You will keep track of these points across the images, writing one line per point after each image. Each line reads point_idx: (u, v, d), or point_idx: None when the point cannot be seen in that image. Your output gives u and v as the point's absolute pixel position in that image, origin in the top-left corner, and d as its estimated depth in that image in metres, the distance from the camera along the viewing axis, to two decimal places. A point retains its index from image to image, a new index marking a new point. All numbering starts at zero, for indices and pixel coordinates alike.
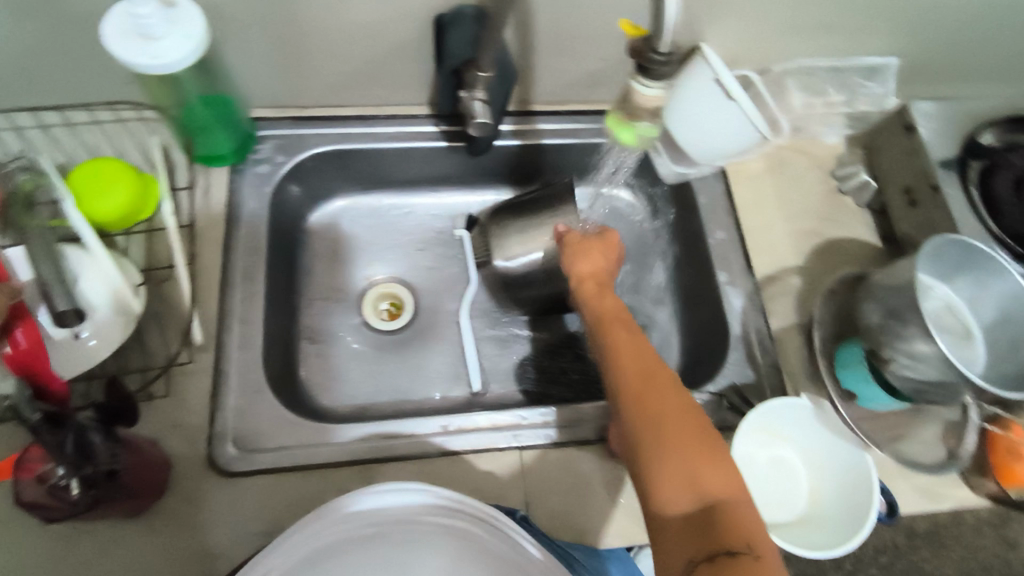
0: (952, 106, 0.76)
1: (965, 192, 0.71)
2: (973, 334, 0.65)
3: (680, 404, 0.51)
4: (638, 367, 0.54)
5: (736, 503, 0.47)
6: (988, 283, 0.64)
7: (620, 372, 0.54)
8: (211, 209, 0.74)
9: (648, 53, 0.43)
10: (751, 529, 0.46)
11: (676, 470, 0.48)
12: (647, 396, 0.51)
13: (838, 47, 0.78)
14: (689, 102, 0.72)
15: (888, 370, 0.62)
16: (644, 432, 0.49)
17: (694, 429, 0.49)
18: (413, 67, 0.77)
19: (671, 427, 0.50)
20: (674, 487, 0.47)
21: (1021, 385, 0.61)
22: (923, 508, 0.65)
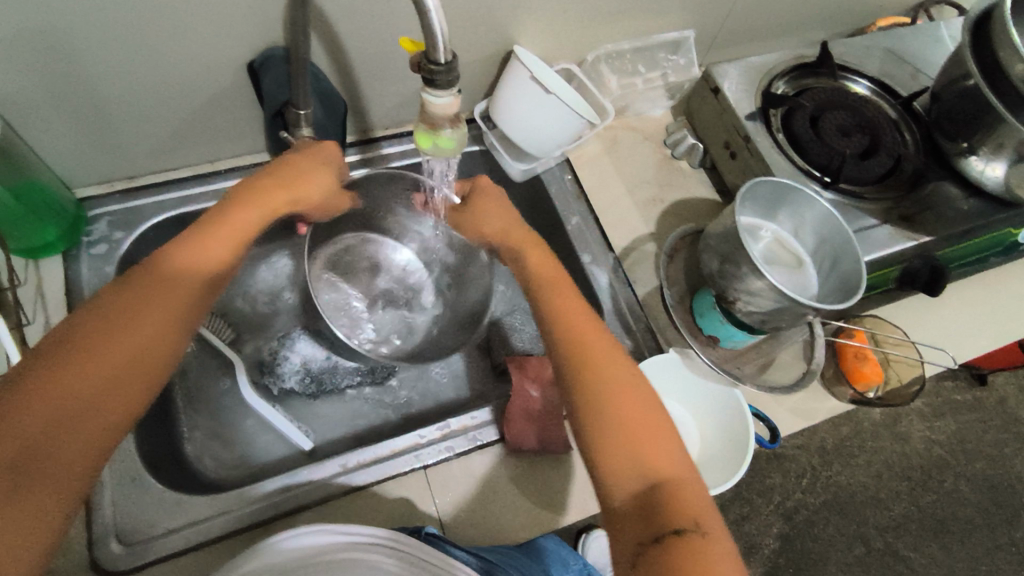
0: (747, 64, 0.84)
1: (771, 137, 0.79)
2: (802, 261, 0.73)
3: (632, 380, 0.52)
4: (606, 349, 0.54)
5: (680, 485, 0.47)
6: (803, 212, 0.72)
7: (579, 343, 0.54)
8: (47, 303, 0.69)
9: (427, 63, 0.43)
10: (697, 508, 0.45)
11: (623, 454, 0.48)
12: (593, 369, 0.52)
13: (639, 29, 0.84)
14: (515, 101, 0.77)
15: (736, 310, 0.68)
16: (602, 400, 0.50)
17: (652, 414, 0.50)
18: (238, 116, 0.76)
19: (637, 444, 0.48)
20: (619, 474, 0.47)
21: (843, 293, 0.68)
22: (796, 425, 0.72)
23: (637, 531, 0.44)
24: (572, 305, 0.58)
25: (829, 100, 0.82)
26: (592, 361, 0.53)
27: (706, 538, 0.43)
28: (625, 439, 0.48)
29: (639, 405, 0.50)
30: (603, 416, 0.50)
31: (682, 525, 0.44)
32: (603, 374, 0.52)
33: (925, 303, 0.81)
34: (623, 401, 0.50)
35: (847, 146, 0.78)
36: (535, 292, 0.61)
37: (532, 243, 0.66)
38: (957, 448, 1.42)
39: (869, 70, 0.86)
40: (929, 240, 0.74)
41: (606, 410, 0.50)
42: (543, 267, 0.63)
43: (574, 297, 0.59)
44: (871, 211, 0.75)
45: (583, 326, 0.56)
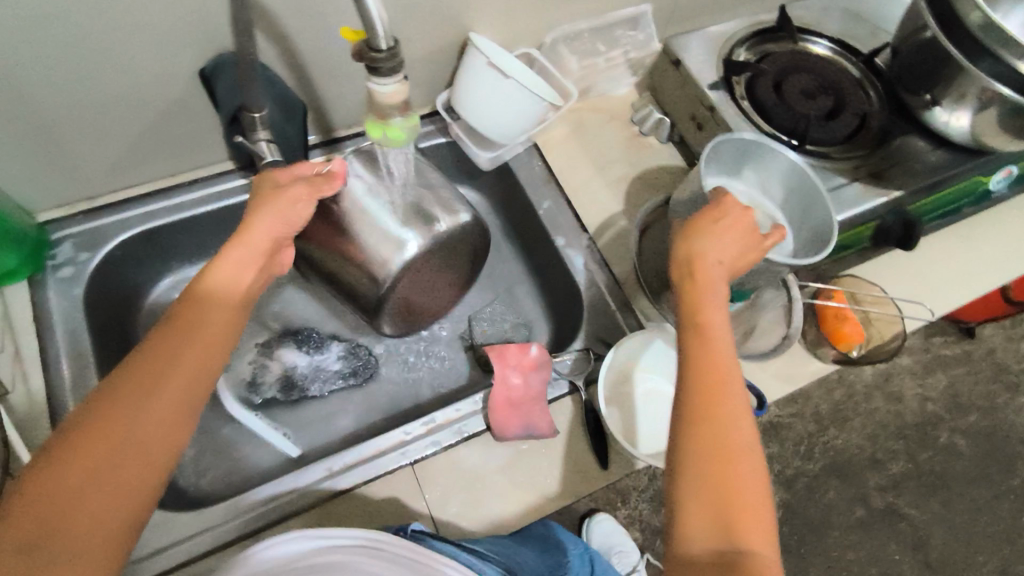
0: (706, 35, 0.84)
1: (736, 104, 0.79)
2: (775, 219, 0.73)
3: (750, 440, 0.46)
4: (733, 391, 0.47)
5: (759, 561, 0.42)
6: (769, 169, 0.72)
7: (709, 382, 0.47)
8: (17, 330, 0.68)
9: (369, 52, 0.42)
10: None
11: (709, 509, 0.44)
12: (711, 412, 0.46)
13: (595, 7, 0.84)
14: (476, 89, 0.76)
15: None
16: (705, 442, 0.45)
17: (751, 473, 0.45)
18: (195, 125, 0.75)
19: (737, 514, 0.43)
20: (700, 524, 0.43)
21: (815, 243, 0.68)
22: (781, 390, 0.72)
23: None
24: (720, 340, 0.50)
25: (791, 64, 0.82)
26: (716, 400, 0.47)
27: None
28: (717, 499, 0.44)
29: (741, 461, 0.45)
30: (703, 472, 0.45)
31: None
32: (725, 419, 0.46)
33: (901, 258, 0.81)
34: (731, 460, 0.45)
35: (811, 108, 0.78)
36: (695, 325, 0.51)
37: (721, 287, 0.53)
38: (950, 403, 1.43)
39: (828, 30, 0.86)
40: (900, 194, 0.73)
41: (711, 466, 0.45)
42: (714, 303, 0.52)
43: (725, 323, 0.51)
44: (840, 171, 0.75)
45: (728, 368, 0.49)
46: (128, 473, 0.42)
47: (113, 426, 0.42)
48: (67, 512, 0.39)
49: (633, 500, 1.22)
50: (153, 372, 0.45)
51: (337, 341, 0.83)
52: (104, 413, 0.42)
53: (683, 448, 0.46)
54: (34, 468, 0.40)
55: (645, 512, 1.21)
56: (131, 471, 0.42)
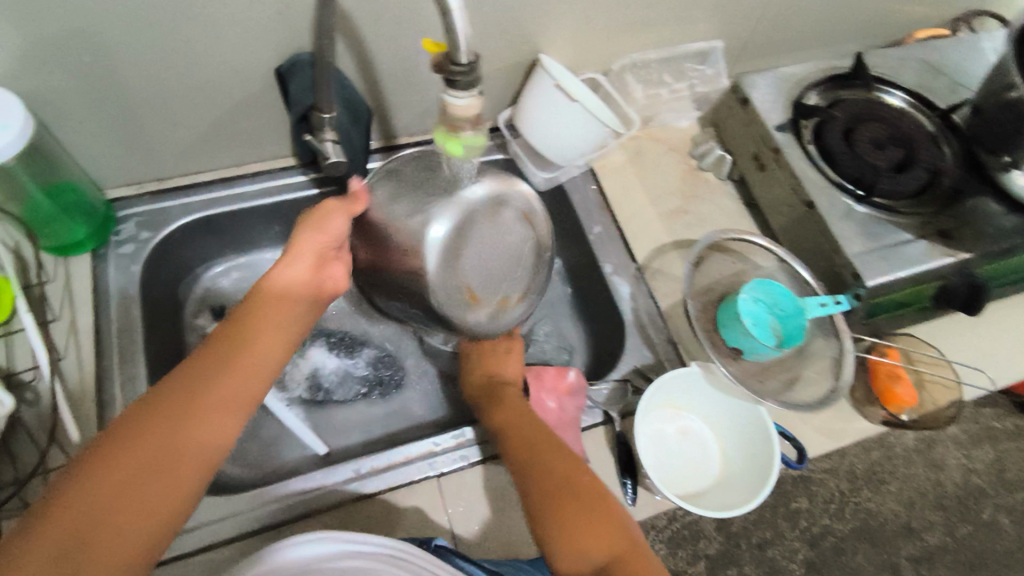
0: (776, 76, 0.83)
1: (802, 149, 0.77)
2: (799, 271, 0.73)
3: (579, 477, 0.57)
4: (546, 452, 0.59)
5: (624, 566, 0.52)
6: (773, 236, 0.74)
7: (525, 455, 0.60)
8: (76, 298, 0.71)
9: (449, 65, 0.43)
10: None
11: (575, 542, 0.53)
12: (540, 468, 0.58)
13: (666, 38, 0.83)
14: (540, 110, 0.76)
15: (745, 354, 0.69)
16: (544, 496, 0.56)
17: (587, 498, 0.56)
18: (265, 120, 0.77)
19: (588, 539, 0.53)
20: (570, 558, 0.53)
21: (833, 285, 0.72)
22: (824, 444, 0.69)
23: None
24: (515, 420, 0.64)
25: (862, 113, 0.80)
26: (538, 458, 0.59)
27: None
28: (580, 524, 0.54)
29: (576, 493, 0.56)
30: (558, 516, 0.54)
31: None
32: (551, 472, 0.58)
33: (962, 322, 0.78)
34: (563, 501, 0.55)
35: (879, 159, 0.76)
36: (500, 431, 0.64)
37: (507, 386, 0.70)
38: (996, 479, 1.35)
39: (904, 81, 0.84)
40: (967, 257, 0.70)
41: (554, 520, 0.54)
42: (512, 400, 0.67)
43: (521, 418, 0.64)
44: (905, 226, 0.72)
45: (540, 442, 0.61)
46: (172, 482, 0.46)
47: (166, 424, 0.46)
48: (114, 506, 0.43)
49: None
50: (192, 382, 0.49)
51: (367, 347, 0.84)
52: (156, 412, 0.47)
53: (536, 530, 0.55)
54: (91, 458, 0.44)
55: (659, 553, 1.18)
56: (177, 471, 0.46)
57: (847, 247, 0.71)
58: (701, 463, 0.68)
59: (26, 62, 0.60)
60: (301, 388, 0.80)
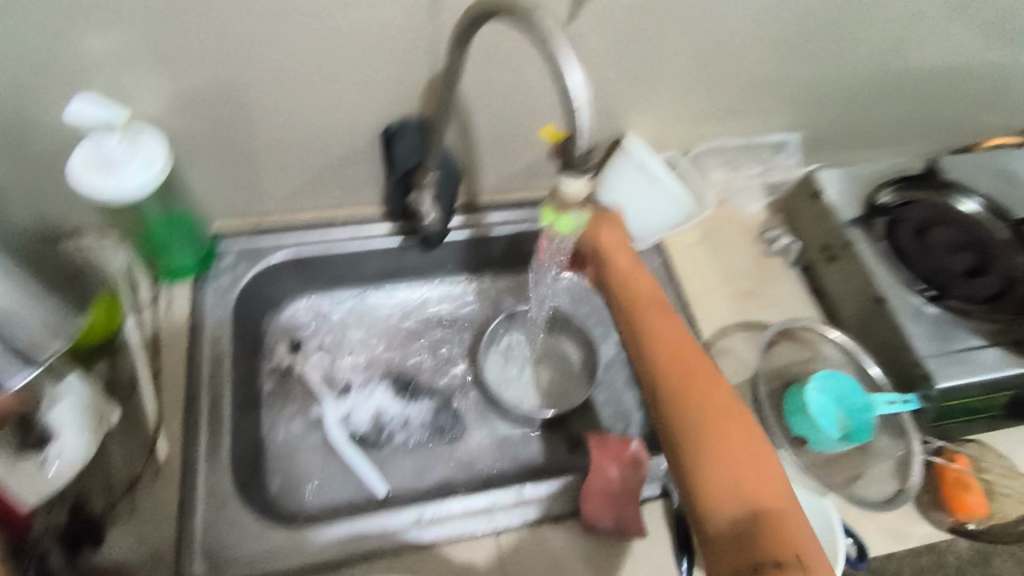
0: (851, 172, 0.86)
1: (874, 246, 0.79)
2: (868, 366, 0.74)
3: (730, 404, 0.55)
4: (694, 373, 0.58)
5: (781, 512, 0.49)
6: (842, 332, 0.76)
7: (673, 373, 0.58)
8: (174, 321, 0.76)
9: (569, 152, 0.47)
10: (797, 539, 0.48)
11: (722, 482, 0.51)
12: (692, 391, 0.56)
13: (744, 127, 0.88)
14: (621, 187, 0.80)
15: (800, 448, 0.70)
16: (693, 420, 0.54)
17: (741, 430, 0.54)
18: (365, 174, 0.83)
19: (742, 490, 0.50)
20: (723, 496, 0.50)
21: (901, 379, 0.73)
22: (886, 546, 0.68)
23: (735, 525, 0.49)
24: (665, 330, 0.61)
25: (936, 215, 0.82)
26: (678, 384, 0.57)
27: (804, 564, 0.46)
28: (722, 458, 0.52)
29: (727, 420, 0.54)
30: (705, 443, 0.53)
31: (782, 558, 0.46)
32: (700, 401, 0.55)
33: None
34: (727, 446, 0.53)
35: (953, 263, 0.77)
36: (653, 355, 0.60)
37: (654, 289, 0.66)
38: None
39: (979, 187, 0.85)
40: None
41: (711, 463, 0.52)
42: (650, 307, 0.64)
43: (668, 331, 0.61)
44: (979, 332, 0.73)
45: (703, 380, 0.57)
46: None
47: None
48: None
49: None
50: None
51: (430, 395, 0.87)
52: None
53: (688, 470, 0.53)
54: None
55: None
56: None
57: (918, 346, 0.71)
58: None
59: (174, 108, 0.68)
60: (367, 430, 0.83)
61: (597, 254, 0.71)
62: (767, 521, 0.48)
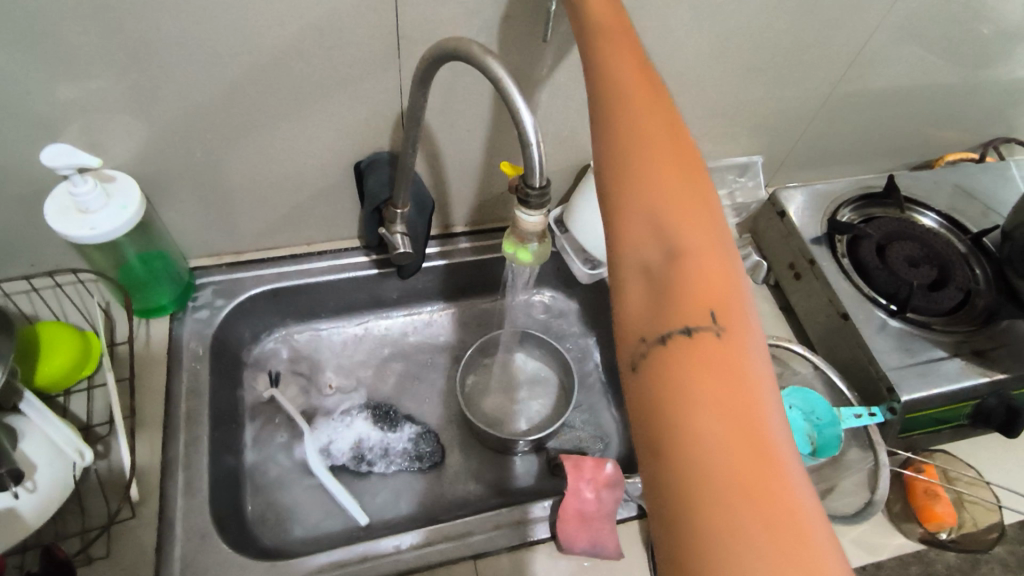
0: (812, 191, 0.88)
1: (836, 262, 0.81)
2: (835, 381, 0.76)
3: (690, 175, 0.39)
4: (653, 130, 0.41)
5: (712, 262, 0.34)
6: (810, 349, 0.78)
7: (620, 96, 0.43)
8: (152, 359, 0.77)
9: (524, 188, 0.49)
10: (735, 322, 0.32)
11: (646, 212, 0.37)
12: (643, 135, 0.40)
13: (708, 151, 0.90)
14: (589, 213, 0.83)
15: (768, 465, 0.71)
16: (623, 156, 0.39)
17: (690, 192, 0.38)
18: (340, 207, 0.85)
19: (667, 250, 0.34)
20: (635, 225, 0.36)
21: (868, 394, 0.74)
22: (860, 559, 0.69)
23: (648, 316, 0.33)
24: (642, 91, 0.44)
25: (896, 231, 0.84)
26: (629, 117, 0.42)
27: (723, 344, 0.31)
28: (654, 205, 0.37)
29: (680, 190, 0.38)
30: (640, 196, 0.37)
31: (702, 313, 0.32)
32: (647, 148, 0.40)
33: (998, 441, 0.78)
34: (675, 216, 0.36)
35: (913, 276, 0.79)
36: (597, 75, 0.46)
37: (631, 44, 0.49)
38: None
39: (936, 203, 0.88)
40: (1003, 378, 0.72)
41: (637, 178, 0.38)
42: (626, 51, 0.48)
43: (636, 76, 0.45)
44: (940, 343, 0.75)
45: (647, 110, 0.42)
46: None
47: None
48: None
49: None
50: None
51: (410, 423, 0.88)
52: None
53: (605, 203, 0.39)
54: None
55: None
56: None
57: (882, 360, 0.73)
58: None
59: (147, 151, 0.70)
60: (346, 459, 0.84)
61: (576, 9, 0.53)
62: (693, 260, 0.34)
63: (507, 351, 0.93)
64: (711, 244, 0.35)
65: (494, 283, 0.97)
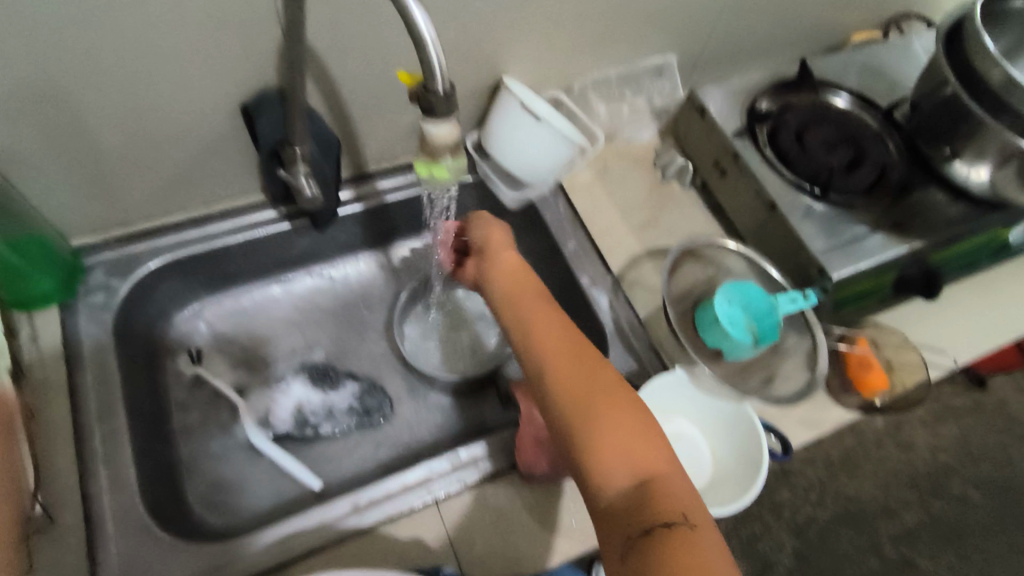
0: (730, 85, 0.87)
1: (760, 153, 0.81)
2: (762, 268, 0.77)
3: (612, 377, 0.52)
4: (570, 357, 0.54)
5: (668, 478, 0.46)
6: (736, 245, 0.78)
7: (542, 344, 0.55)
8: (44, 353, 0.68)
9: (424, 94, 0.44)
10: (683, 501, 0.45)
11: (612, 450, 0.47)
12: (570, 372, 0.52)
13: (623, 56, 0.86)
14: (508, 130, 0.78)
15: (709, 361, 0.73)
16: (570, 409, 0.50)
17: (624, 406, 0.49)
18: (235, 159, 0.76)
19: (618, 423, 0.48)
20: (612, 458, 0.47)
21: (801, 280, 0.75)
22: (807, 435, 0.72)
23: (625, 526, 0.44)
24: (559, 331, 0.56)
25: (812, 115, 0.84)
26: (554, 373, 0.53)
27: (696, 530, 0.42)
28: (614, 442, 0.47)
29: (612, 391, 0.51)
30: (594, 437, 0.48)
31: (669, 519, 0.43)
32: (585, 397, 0.50)
33: (919, 306, 0.82)
34: (627, 447, 0.47)
35: (833, 158, 0.80)
36: (518, 327, 0.59)
37: (530, 277, 0.64)
38: (963, 454, 1.46)
39: (847, 84, 0.89)
40: (922, 245, 0.75)
41: (592, 425, 0.48)
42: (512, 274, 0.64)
43: (546, 317, 0.58)
44: (862, 220, 0.76)
45: (581, 359, 0.53)
46: None
47: None
48: None
49: None
50: None
51: (352, 379, 0.84)
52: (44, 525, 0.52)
53: (572, 434, 0.49)
54: None
55: None
56: None
57: (812, 244, 0.74)
58: (692, 463, 0.70)
59: None
60: (288, 426, 0.80)
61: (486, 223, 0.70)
62: (657, 487, 0.45)
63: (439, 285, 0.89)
64: (653, 435, 0.48)
65: (418, 222, 0.91)
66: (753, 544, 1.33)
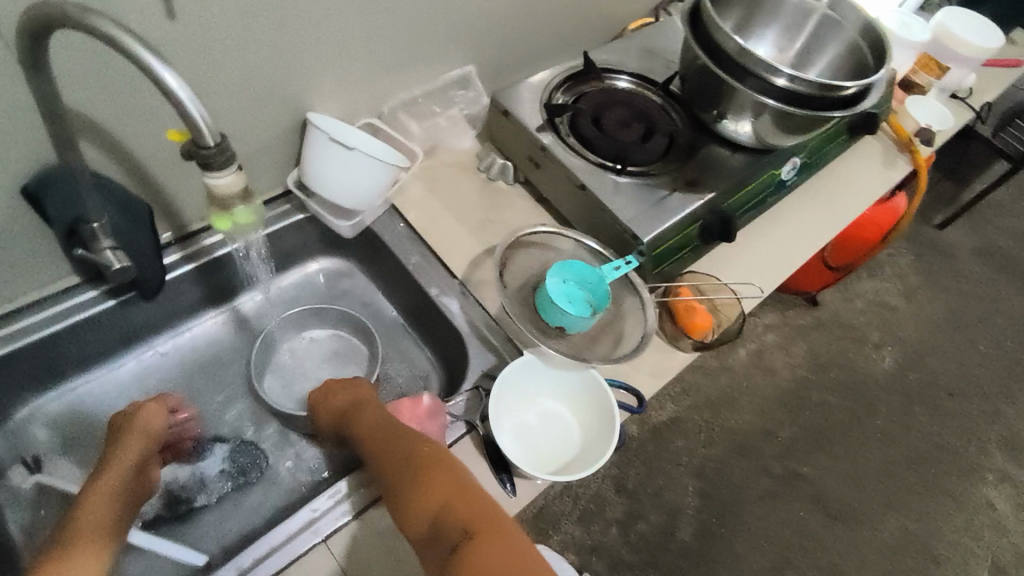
0: (527, 85, 0.93)
1: (564, 142, 0.88)
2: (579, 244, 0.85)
3: (419, 446, 0.64)
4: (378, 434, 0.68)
5: (460, 501, 0.58)
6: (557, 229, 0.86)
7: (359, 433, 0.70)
8: None
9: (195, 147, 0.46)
10: (475, 517, 0.57)
11: (413, 501, 0.59)
12: (379, 446, 0.66)
13: (422, 74, 0.90)
14: (323, 163, 0.80)
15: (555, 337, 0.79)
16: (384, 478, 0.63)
17: (425, 460, 0.62)
18: (31, 247, 0.71)
19: (425, 481, 0.60)
20: (412, 515, 0.59)
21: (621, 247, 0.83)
22: (656, 383, 0.80)
23: (436, 551, 0.56)
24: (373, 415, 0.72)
25: (604, 100, 0.93)
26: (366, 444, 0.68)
27: (477, 539, 0.54)
28: (413, 493, 0.60)
29: (415, 456, 0.63)
30: (401, 493, 0.60)
31: (468, 531, 0.55)
32: (395, 472, 0.62)
33: (728, 248, 0.94)
34: (422, 491, 0.59)
35: (627, 135, 0.89)
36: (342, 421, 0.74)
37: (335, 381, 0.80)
38: (816, 365, 1.65)
39: (628, 67, 0.99)
40: (713, 196, 0.85)
41: (397, 487, 0.61)
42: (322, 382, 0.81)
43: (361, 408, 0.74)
44: (661, 184, 0.86)
45: (398, 443, 0.65)
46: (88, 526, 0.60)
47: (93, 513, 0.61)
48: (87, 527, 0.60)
49: (564, 524, 1.37)
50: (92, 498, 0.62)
51: (219, 442, 0.82)
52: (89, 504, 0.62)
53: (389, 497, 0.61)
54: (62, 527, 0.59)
55: (577, 533, 1.36)
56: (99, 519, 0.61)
57: (622, 214, 0.82)
58: (562, 437, 0.76)
59: None
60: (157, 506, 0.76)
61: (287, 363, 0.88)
62: (456, 511, 0.57)
63: (286, 332, 0.90)
64: (451, 483, 0.60)
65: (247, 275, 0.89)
66: (660, 495, 1.43)
